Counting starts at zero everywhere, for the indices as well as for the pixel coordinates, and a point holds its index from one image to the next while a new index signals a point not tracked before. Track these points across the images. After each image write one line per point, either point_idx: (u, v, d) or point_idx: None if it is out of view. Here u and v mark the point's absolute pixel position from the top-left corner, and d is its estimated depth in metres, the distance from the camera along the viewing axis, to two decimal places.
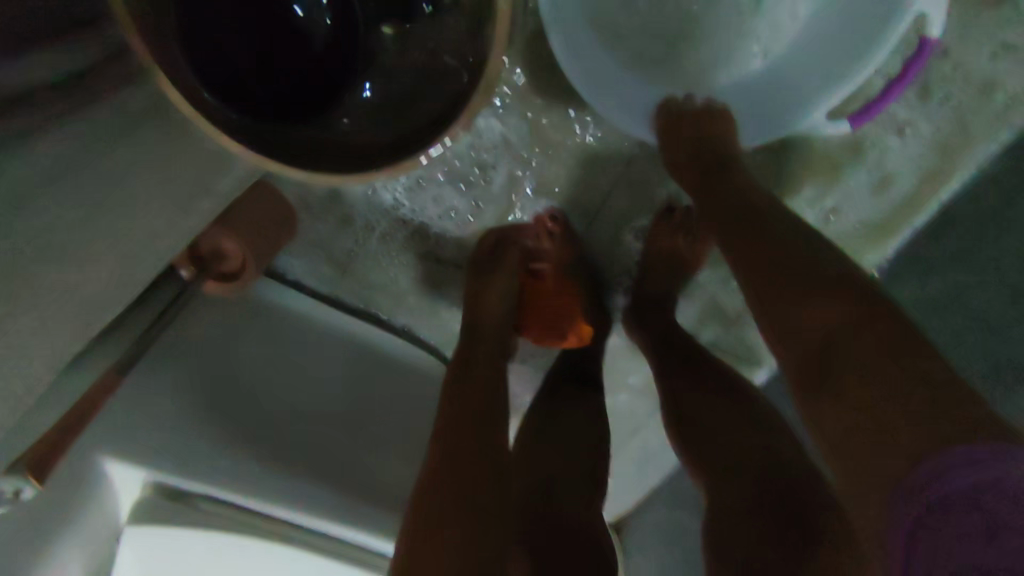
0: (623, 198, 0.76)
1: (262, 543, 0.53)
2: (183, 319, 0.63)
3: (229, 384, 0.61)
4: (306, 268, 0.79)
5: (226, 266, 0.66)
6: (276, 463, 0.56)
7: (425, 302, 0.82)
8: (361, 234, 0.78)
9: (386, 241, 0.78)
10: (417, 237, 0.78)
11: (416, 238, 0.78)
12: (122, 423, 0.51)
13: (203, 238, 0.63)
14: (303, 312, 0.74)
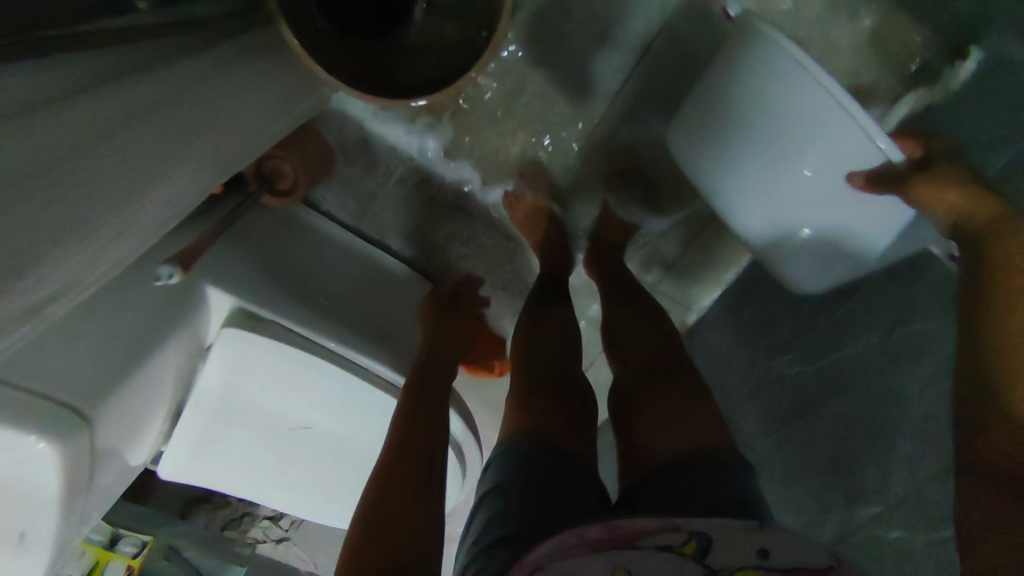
0: (588, 160, 0.98)
1: (304, 369, 0.71)
2: (249, 217, 0.83)
3: (282, 263, 0.80)
4: (337, 201, 0.99)
5: (281, 182, 0.86)
6: (316, 313, 0.74)
7: (429, 235, 1.02)
8: (382, 176, 0.98)
9: (401, 181, 0.98)
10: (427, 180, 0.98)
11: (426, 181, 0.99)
12: (215, 265, 0.69)
13: (268, 157, 0.83)
14: (334, 230, 0.94)
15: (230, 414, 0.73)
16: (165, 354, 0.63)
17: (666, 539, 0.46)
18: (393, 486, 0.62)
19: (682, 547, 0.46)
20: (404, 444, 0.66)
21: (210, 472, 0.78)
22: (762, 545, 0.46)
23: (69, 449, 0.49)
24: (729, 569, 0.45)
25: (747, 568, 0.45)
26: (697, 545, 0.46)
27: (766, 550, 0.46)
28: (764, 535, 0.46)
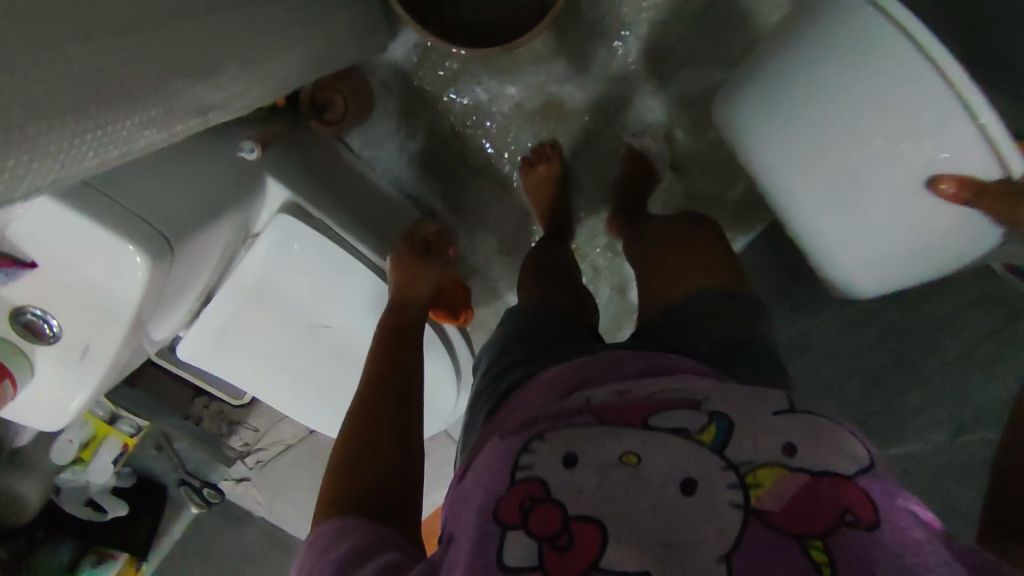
0: (603, 149, 1.04)
1: (338, 269, 0.79)
2: (297, 137, 0.88)
3: (323, 182, 0.85)
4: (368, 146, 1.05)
5: (330, 113, 0.94)
6: (353, 224, 0.81)
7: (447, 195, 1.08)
8: (415, 130, 1.04)
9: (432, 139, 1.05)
10: (455, 142, 1.05)
11: (454, 143, 1.05)
12: (274, 163, 0.77)
13: (323, 88, 0.92)
14: (366, 170, 1.01)
15: (262, 298, 0.79)
16: (231, 220, 0.70)
17: (681, 423, 0.43)
18: (368, 394, 0.63)
19: (700, 434, 0.42)
20: (379, 361, 0.67)
21: (227, 361, 0.84)
22: (790, 440, 0.42)
23: (158, 269, 0.56)
24: (751, 463, 0.41)
25: (772, 464, 0.40)
26: (718, 432, 0.42)
27: (794, 446, 0.41)
28: (794, 429, 0.42)
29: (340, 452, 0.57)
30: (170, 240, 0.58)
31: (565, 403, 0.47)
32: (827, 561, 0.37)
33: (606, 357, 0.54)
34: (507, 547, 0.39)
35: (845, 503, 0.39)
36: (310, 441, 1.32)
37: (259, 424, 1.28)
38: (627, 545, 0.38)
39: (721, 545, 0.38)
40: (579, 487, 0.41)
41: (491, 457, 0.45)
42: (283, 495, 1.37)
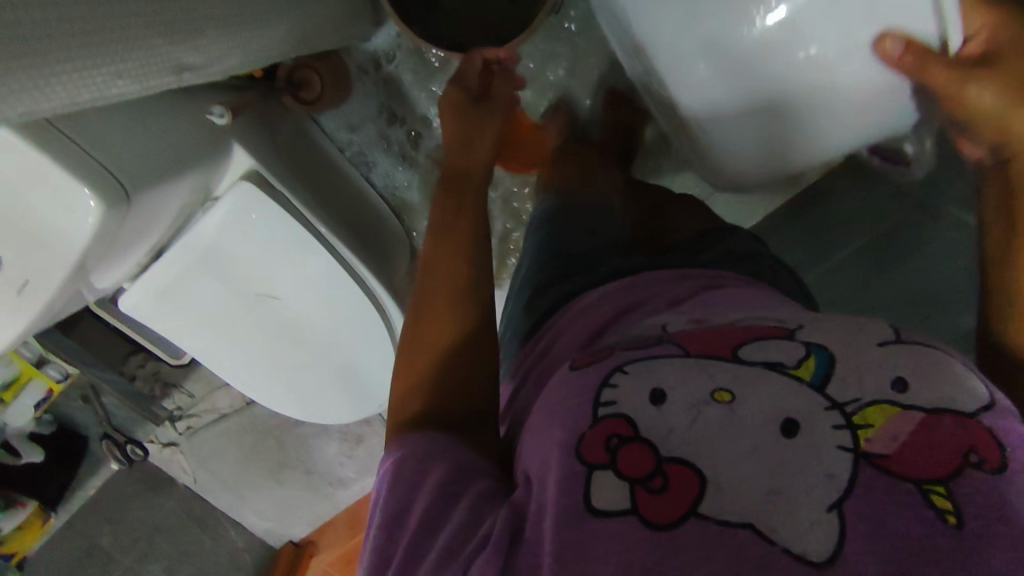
0: None
1: (292, 241, 0.81)
2: (269, 108, 0.90)
3: (288, 157, 0.87)
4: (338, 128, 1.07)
5: (306, 90, 0.97)
6: (312, 201, 0.84)
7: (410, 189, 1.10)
8: (387, 120, 1.06)
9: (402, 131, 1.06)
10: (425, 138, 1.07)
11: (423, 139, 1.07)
12: (242, 130, 0.78)
13: (306, 65, 0.95)
14: (333, 152, 1.03)
15: (214, 261, 0.80)
16: (193, 179, 0.71)
17: (776, 357, 0.39)
18: (420, 307, 0.58)
19: (796, 369, 0.38)
20: (433, 255, 0.59)
21: (168, 319, 0.85)
22: (898, 373, 0.37)
23: (113, 218, 0.57)
24: (859, 403, 0.36)
25: (886, 402, 0.36)
26: (819, 366, 0.38)
27: (905, 380, 0.37)
28: (904, 362, 0.38)
29: (401, 376, 0.56)
30: (128, 192, 0.59)
31: (642, 335, 0.45)
32: (952, 509, 0.33)
33: (673, 291, 0.53)
34: (596, 489, 0.37)
35: (967, 442, 0.35)
36: (246, 413, 1.30)
37: (195, 390, 1.28)
38: (729, 496, 0.35)
39: (828, 496, 0.34)
40: (668, 427, 0.38)
41: (562, 387, 0.43)
42: (210, 466, 1.36)
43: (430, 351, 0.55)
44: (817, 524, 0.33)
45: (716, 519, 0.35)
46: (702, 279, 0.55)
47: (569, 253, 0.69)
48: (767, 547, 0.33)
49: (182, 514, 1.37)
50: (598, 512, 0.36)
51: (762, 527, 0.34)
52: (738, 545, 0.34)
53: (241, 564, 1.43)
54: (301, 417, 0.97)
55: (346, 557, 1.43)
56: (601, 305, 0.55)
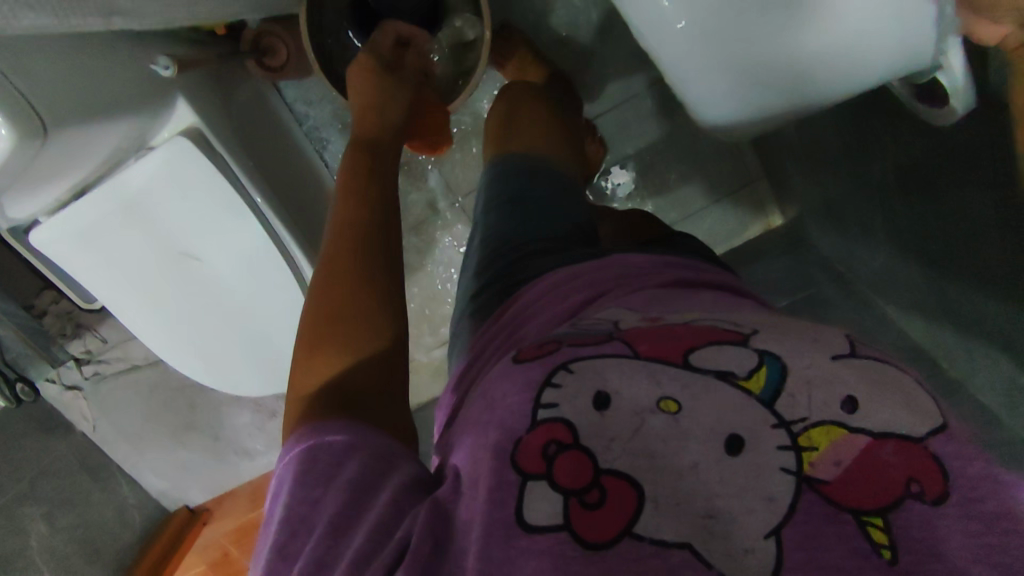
0: None
1: (223, 206, 0.79)
2: (225, 70, 0.88)
3: (237, 123, 0.86)
4: None
5: (271, 57, 0.92)
6: (252, 170, 0.83)
7: None
8: None
9: None
10: None
11: None
12: (190, 87, 0.78)
13: (267, 31, 0.90)
14: (290, 123, 1.03)
15: (137, 210, 0.78)
16: (125, 124, 0.69)
17: (727, 365, 0.32)
18: (319, 290, 0.52)
19: (747, 382, 0.31)
20: (342, 236, 0.54)
21: (80, 262, 0.81)
22: (849, 392, 0.30)
23: (22, 148, 0.56)
24: (804, 422, 0.29)
25: (830, 422, 0.29)
26: (768, 381, 0.31)
27: (856, 399, 0.30)
28: (854, 379, 0.31)
29: (303, 377, 0.48)
30: (44, 124, 0.57)
31: (591, 328, 0.36)
32: (888, 541, 0.27)
33: (644, 279, 0.45)
34: (527, 500, 0.30)
35: (909, 470, 0.28)
36: (160, 367, 1.29)
37: (110, 336, 1.24)
38: (668, 517, 0.29)
39: (766, 520, 0.28)
40: (609, 435, 0.31)
41: (498, 384, 0.34)
42: (113, 412, 1.32)
43: (342, 330, 0.49)
44: (750, 552, 0.28)
45: (651, 539, 0.28)
46: (667, 270, 0.48)
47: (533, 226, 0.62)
48: (703, 573, 0.27)
49: (75, 463, 1.28)
50: (528, 527, 0.29)
51: (699, 547, 0.28)
52: (670, 570, 0.27)
53: (129, 520, 1.36)
54: (212, 387, 0.93)
55: (241, 528, 1.42)
56: (556, 294, 0.46)
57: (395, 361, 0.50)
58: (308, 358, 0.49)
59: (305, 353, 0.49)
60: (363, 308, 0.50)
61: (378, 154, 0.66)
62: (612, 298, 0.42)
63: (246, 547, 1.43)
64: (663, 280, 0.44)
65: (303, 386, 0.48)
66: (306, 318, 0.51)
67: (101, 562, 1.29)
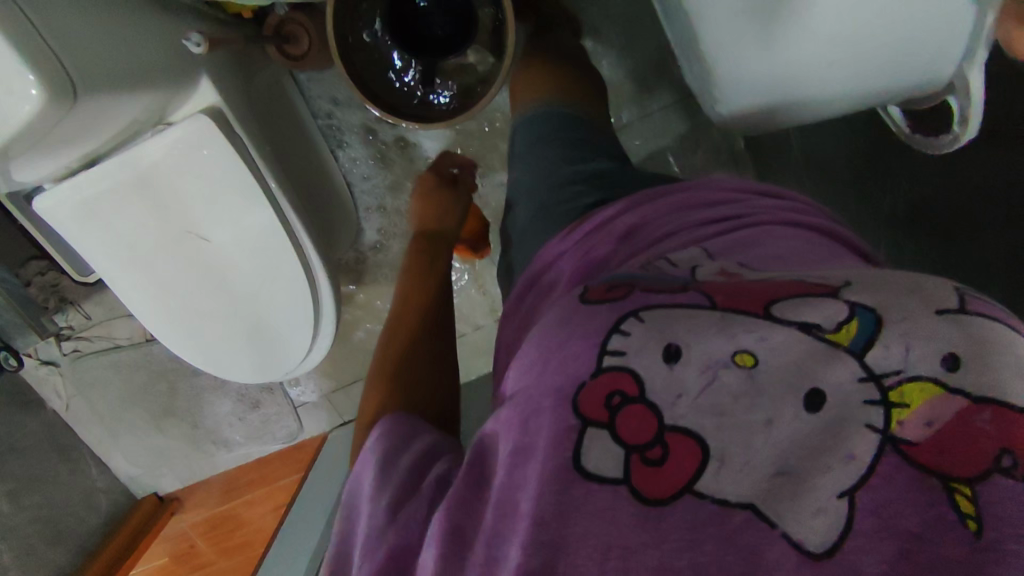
0: None
1: (235, 186, 0.78)
2: (250, 54, 0.89)
3: (253, 106, 0.86)
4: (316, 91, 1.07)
5: (293, 45, 0.92)
6: (264, 154, 0.82)
7: (372, 176, 1.13)
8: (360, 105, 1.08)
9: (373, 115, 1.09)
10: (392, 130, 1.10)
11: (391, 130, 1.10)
12: (215, 65, 0.78)
13: (292, 20, 0.90)
14: (304, 114, 1.04)
15: (146, 185, 0.77)
16: (151, 98, 0.69)
17: (811, 317, 0.34)
18: (393, 325, 0.73)
19: (835, 334, 0.33)
20: (409, 288, 0.77)
21: (83, 230, 0.80)
22: (952, 350, 0.32)
23: (52, 111, 0.56)
24: (898, 376, 0.32)
25: (927, 380, 0.31)
26: (861, 329, 0.33)
27: (958, 357, 0.31)
28: (961, 338, 0.32)
29: (369, 396, 0.63)
30: (76, 92, 0.58)
31: (668, 277, 0.40)
32: (974, 514, 0.29)
33: (746, 213, 0.46)
34: (587, 446, 0.34)
35: (1004, 441, 0.30)
36: (144, 348, 1.27)
37: (93, 313, 1.24)
38: (733, 480, 0.32)
39: (843, 479, 0.31)
40: (677, 391, 0.34)
41: (565, 322, 0.39)
42: (90, 392, 1.29)
43: (402, 366, 0.65)
44: (819, 512, 0.31)
45: (712, 498, 0.32)
46: (747, 198, 0.48)
47: (588, 172, 0.64)
48: (766, 531, 0.31)
49: (44, 440, 1.24)
50: (585, 472, 0.34)
51: (762, 507, 0.31)
52: (728, 533, 0.31)
53: (96, 505, 1.32)
54: (203, 368, 0.91)
55: (212, 521, 1.40)
56: (640, 228, 0.49)
57: (433, 399, 0.62)
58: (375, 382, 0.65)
59: (377, 381, 0.65)
60: (419, 351, 0.68)
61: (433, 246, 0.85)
62: (699, 233, 0.44)
63: (215, 541, 1.40)
64: (766, 217, 0.45)
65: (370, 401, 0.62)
66: (379, 353, 0.69)
67: (65, 543, 1.24)
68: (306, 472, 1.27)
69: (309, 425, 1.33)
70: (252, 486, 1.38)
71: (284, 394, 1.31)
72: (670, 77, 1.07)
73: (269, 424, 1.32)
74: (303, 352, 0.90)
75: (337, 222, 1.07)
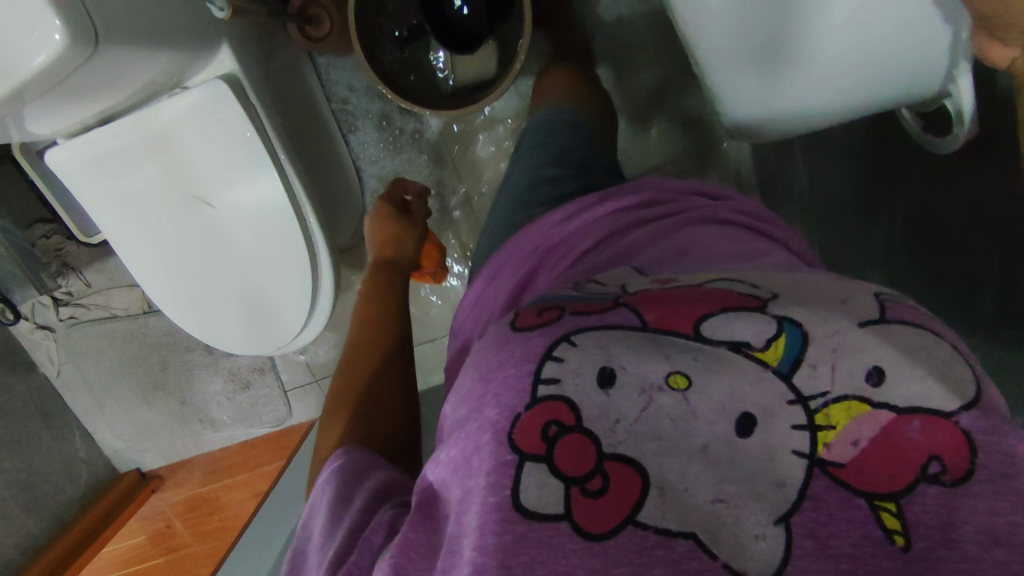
0: None
1: (244, 154, 0.79)
2: (270, 35, 0.91)
3: (267, 74, 0.88)
4: (336, 77, 1.09)
5: (314, 28, 0.94)
6: (274, 121, 0.83)
7: (383, 168, 1.14)
8: (371, 97, 1.09)
9: (383, 104, 1.10)
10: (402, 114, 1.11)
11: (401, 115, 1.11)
12: (235, 35, 0.80)
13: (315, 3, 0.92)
14: (320, 99, 1.05)
15: (158, 145, 0.78)
16: (169, 56, 0.70)
17: (741, 336, 0.33)
18: (352, 355, 0.73)
19: (764, 352, 0.33)
20: (370, 317, 0.78)
21: (94, 186, 0.81)
22: (877, 363, 0.31)
23: (69, 56, 0.57)
24: (825, 398, 0.31)
25: (853, 398, 0.31)
26: (788, 348, 0.32)
27: (882, 370, 0.31)
28: (883, 349, 0.32)
29: (329, 430, 0.64)
30: (96, 40, 0.59)
31: (600, 295, 0.39)
32: (901, 529, 0.29)
33: (682, 220, 0.47)
34: (524, 482, 0.32)
35: (932, 449, 0.30)
36: (139, 321, 1.27)
37: (93, 280, 1.24)
38: (676, 505, 0.31)
39: (775, 506, 0.30)
40: (614, 416, 0.33)
41: (497, 350, 0.36)
42: (83, 361, 1.29)
43: (359, 398, 0.65)
44: (760, 539, 0.30)
45: (654, 528, 0.30)
46: (688, 207, 0.49)
47: (546, 181, 0.66)
48: (708, 562, 0.29)
49: (31, 403, 1.24)
50: (526, 511, 0.31)
51: (705, 538, 0.30)
52: (674, 558, 0.30)
53: (75, 475, 1.31)
54: (199, 334, 0.91)
55: (190, 502, 1.37)
56: (578, 236, 0.50)
57: (390, 430, 0.62)
58: (339, 412, 0.65)
59: (340, 412, 0.65)
60: (378, 384, 0.68)
61: (391, 275, 0.86)
62: (631, 243, 0.46)
63: (192, 524, 1.37)
64: (688, 216, 0.47)
65: (331, 434, 0.63)
66: (340, 383, 0.70)
67: (39, 509, 1.22)
68: (290, 458, 1.25)
69: (298, 412, 1.32)
70: (235, 469, 1.36)
71: (275, 374, 1.30)
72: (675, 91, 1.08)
73: (258, 404, 1.32)
74: (301, 327, 0.89)
75: (344, 204, 1.09)
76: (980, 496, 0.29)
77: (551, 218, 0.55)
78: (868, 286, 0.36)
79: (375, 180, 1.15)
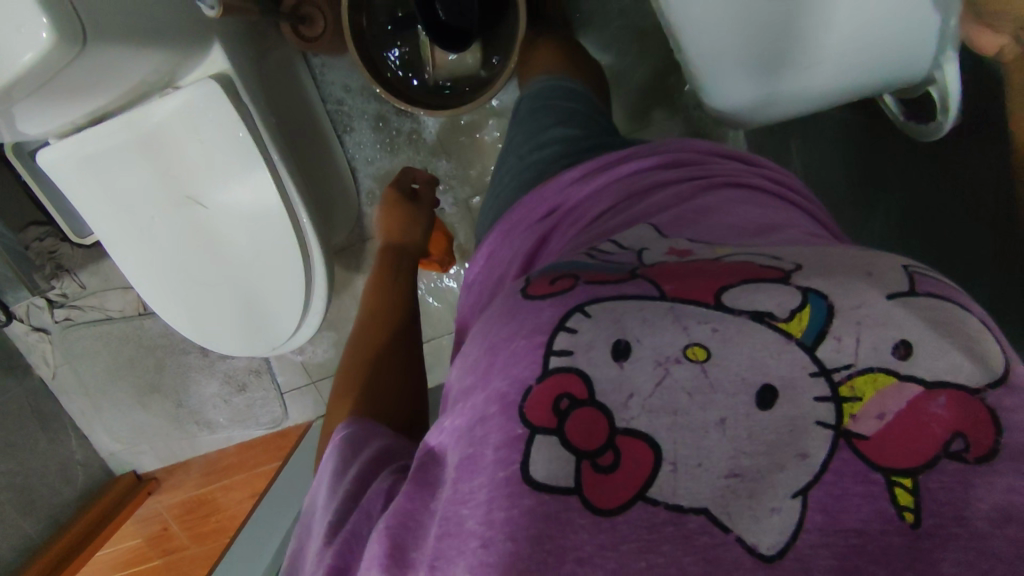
0: None
1: (237, 155, 0.78)
2: (261, 36, 0.91)
3: (260, 73, 0.87)
4: (331, 77, 1.08)
5: (307, 27, 0.93)
6: (266, 121, 0.82)
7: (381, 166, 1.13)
8: (366, 96, 1.09)
9: (378, 102, 1.10)
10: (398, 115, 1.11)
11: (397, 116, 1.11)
12: (225, 35, 0.80)
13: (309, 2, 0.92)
14: (315, 98, 1.05)
15: (150, 145, 0.78)
16: (159, 56, 0.70)
17: (763, 306, 0.33)
18: (357, 339, 0.73)
19: (788, 323, 0.32)
20: (377, 302, 0.77)
21: (85, 186, 0.81)
22: (904, 336, 0.31)
23: (56, 55, 0.56)
24: (849, 369, 0.31)
25: (879, 370, 0.30)
26: (813, 320, 0.32)
27: (909, 344, 0.31)
28: (914, 323, 0.31)
29: (337, 410, 0.63)
30: (84, 39, 0.58)
31: (614, 264, 0.39)
32: (913, 506, 0.28)
33: (701, 185, 0.47)
34: (534, 456, 0.32)
35: (956, 425, 0.29)
36: (135, 322, 1.26)
37: (88, 282, 1.24)
38: (688, 479, 0.30)
39: (796, 479, 0.30)
40: (627, 390, 0.32)
41: (506, 322, 0.37)
42: (77, 364, 1.29)
43: (367, 377, 0.65)
44: (775, 512, 0.29)
45: (665, 504, 0.30)
46: (710, 174, 0.49)
47: (559, 141, 0.65)
48: (720, 536, 0.29)
49: (25, 406, 1.24)
50: (535, 484, 0.31)
51: (717, 512, 0.30)
52: (685, 534, 0.29)
53: (72, 477, 1.30)
54: (189, 336, 0.90)
55: (186, 505, 1.37)
56: (594, 201, 0.50)
57: (399, 408, 0.62)
58: (346, 391, 0.65)
59: (347, 391, 0.65)
60: (385, 363, 0.67)
61: (399, 261, 0.85)
62: (650, 205, 0.45)
63: (189, 526, 1.37)
64: (710, 181, 0.47)
65: (338, 413, 0.63)
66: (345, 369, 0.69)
67: (35, 512, 1.22)
68: (287, 459, 1.24)
69: (294, 413, 1.31)
70: (230, 471, 1.35)
71: (271, 377, 1.30)
72: (667, 91, 1.08)
73: (253, 406, 1.31)
74: (293, 328, 0.88)
75: (340, 202, 1.09)
76: (1002, 474, 0.28)
77: (568, 176, 0.54)
78: (895, 259, 0.35)
79: (370, 180, 1.14)
